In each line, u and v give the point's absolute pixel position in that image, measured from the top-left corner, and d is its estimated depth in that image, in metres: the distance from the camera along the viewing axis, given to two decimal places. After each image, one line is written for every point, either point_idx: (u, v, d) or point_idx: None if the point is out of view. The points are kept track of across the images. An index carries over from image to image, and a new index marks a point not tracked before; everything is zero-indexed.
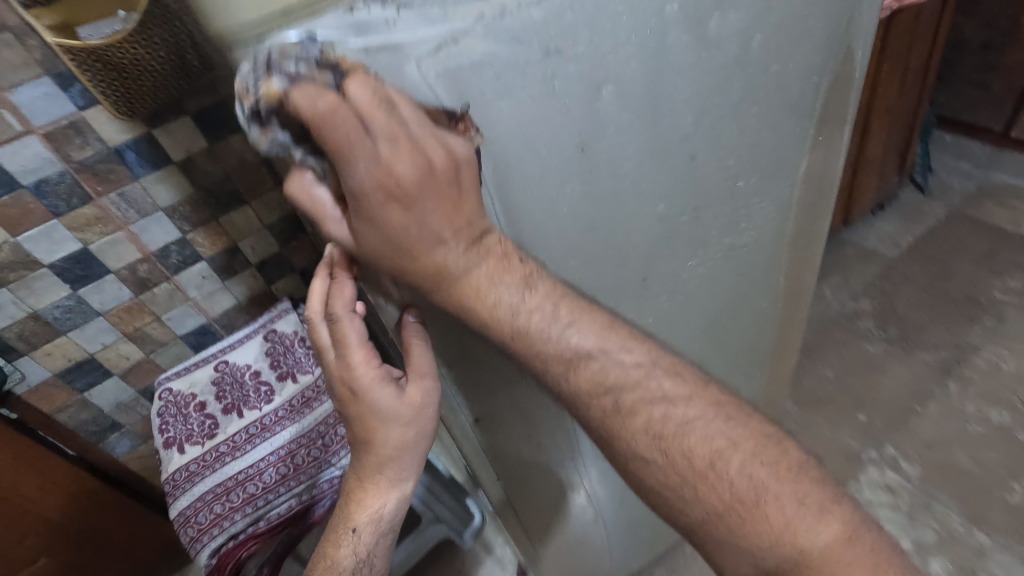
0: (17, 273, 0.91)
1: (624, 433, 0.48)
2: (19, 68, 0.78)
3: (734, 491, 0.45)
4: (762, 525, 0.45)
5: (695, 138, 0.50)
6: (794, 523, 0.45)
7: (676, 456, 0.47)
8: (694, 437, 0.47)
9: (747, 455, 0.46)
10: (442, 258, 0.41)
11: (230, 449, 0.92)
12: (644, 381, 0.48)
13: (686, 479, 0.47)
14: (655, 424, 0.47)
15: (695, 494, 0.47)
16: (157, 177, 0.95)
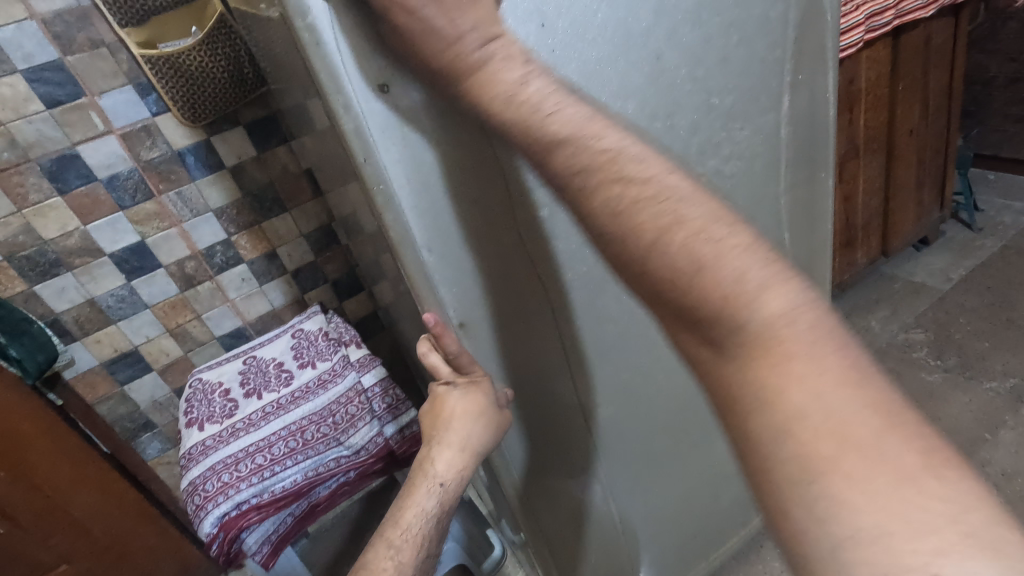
0: (82, 259, 1.02)
1: (586, 205, 0.37)
2: (109, 77, 0.94)
3: (674, 261, 0.34)
4: (703, 294, 0.34)
5: (659, 37, 0.54)
6: (741, 292, 0.33)
7: (629, 222, 0.35)
8: (644, 192, 0.36)
9: (684, 214, 0.35)
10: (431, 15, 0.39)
11: (245, 425, 0.93)
12: (614, 159, 0.36)
13: (631, 246, 0.36)
14: (607, 182, 0.36)
15: (642, 265, 0.36)
16: (211, 180, 1.07)
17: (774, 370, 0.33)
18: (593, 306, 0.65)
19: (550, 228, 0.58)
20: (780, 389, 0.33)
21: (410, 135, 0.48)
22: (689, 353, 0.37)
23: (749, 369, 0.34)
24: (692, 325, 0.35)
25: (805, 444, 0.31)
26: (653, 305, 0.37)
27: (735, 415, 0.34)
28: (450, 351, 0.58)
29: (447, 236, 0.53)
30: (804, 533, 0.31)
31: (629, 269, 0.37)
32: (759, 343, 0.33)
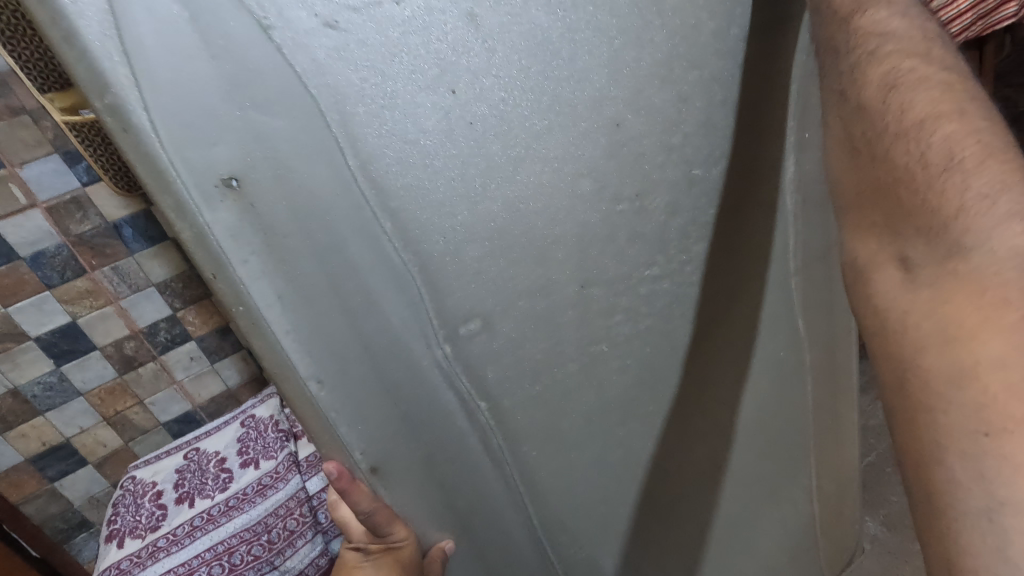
0: (3, 346, 0.91)
1: (850, 83, 0.41)
2: (32, 146, 0.85)
3: (923, 158, 0.37)
4: (927, 207, 0.37)
5: (617, 99, 0.42)
6: (977, 211, 0.35)
7: (896, 103, 0.39)
8: (923, 93, 0.38)
9: (961, 131, 0.36)
10: None
11: (167, 543, 0.79)
12: (883, 54, 0.40)
13: (883, 132, 0.40)
14: (890, 71, 0.39)
15: (885, 157, 0.39)
16: (152, 253, 0.97)
17: (1000, 300, 0.33)
18: (553, 430, 0.50)
19: (485, 343, 0.44)
20: (982, 326, 0.33)
21: (274, 243, 0.35)
22: (883, 262, 0.41)
23: (954, 296, 0.35)
24: (903, 238, 0.39)
25: (992, 395, 0.32)
26: (871, 201, 0.41)
27: (918, 334, 0.37)
28: (361, 510, 0.45)
29: (343, 363, 0.40)
30: (959, 484, 0.33)
31: (866, 153, 0.41)
32: (981, 279, 0.34)
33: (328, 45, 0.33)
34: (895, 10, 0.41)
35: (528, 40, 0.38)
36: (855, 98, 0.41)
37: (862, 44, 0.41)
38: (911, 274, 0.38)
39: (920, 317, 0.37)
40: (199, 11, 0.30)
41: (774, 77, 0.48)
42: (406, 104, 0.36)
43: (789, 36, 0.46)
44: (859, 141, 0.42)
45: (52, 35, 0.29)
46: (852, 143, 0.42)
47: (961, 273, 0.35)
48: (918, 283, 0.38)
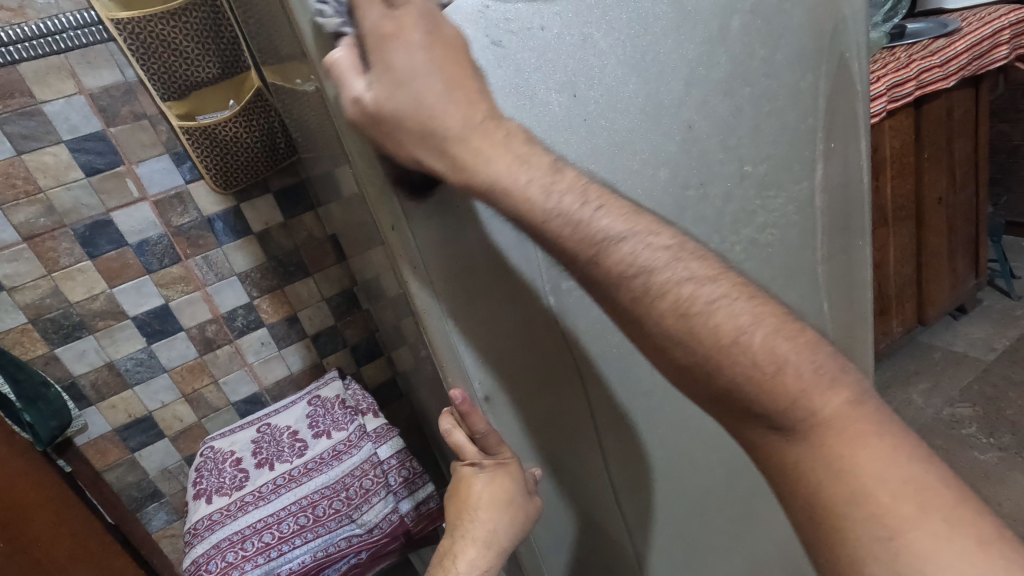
0: (105, 322, 1.02)
1: (655, 320, 0.40)
2: (148, 147, 0.98)
3: (757, 365, 0.39)
4: (778, 399, 0.39)
5: (689, 106, 0.54)
6: (809, 388, 0.39)
7: (707, 335, 0.39)
8: (722, 316, 0.40)
9: (771, 333, 0.40)
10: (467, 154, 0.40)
11: (255, 498, 0.89)
12: (675, 267, 0.40)
13: (705, 359, 0.40)
14: (682, 302, 0.40)
15: (717, 372, 0.40)
16: (237, 245, 1.08)
17: (857, 431, 0.39)
18: (628, 380, 0.60)
19: (581, 300, 0.55)
20: (857, 455, 0.38)
21: (438, 203, 0.47)
22: (753, 434, 0.42)
23: (826, 443, 0.39)
24: (761, 416, 0.40)
25: (884, 505, 0.37)
26: (717, 400, 0.42)
27: (809, 479, 0.40)
28: (477, 432, 0.54)
29: (473, 305, 0.51)
30: None
31: (695, 372, 0.41)
32: (835, 426, 0.39)
33: (493, 58, 0.44)
34: (638, 246, 0.40)
35: (631, 57, 0.50)
36: (669, 335, 0.40)
37: (654, 280, 0.40)
38: (780, 445, 0.40)
39: (808, 468, 0.40)
40: None
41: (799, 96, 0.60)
42: (541, 102, 0.47)
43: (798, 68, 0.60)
44: (686, 366, 0.41)
45: None
46: (679, 367, 0.41)
47: (823, 427, 0.39)
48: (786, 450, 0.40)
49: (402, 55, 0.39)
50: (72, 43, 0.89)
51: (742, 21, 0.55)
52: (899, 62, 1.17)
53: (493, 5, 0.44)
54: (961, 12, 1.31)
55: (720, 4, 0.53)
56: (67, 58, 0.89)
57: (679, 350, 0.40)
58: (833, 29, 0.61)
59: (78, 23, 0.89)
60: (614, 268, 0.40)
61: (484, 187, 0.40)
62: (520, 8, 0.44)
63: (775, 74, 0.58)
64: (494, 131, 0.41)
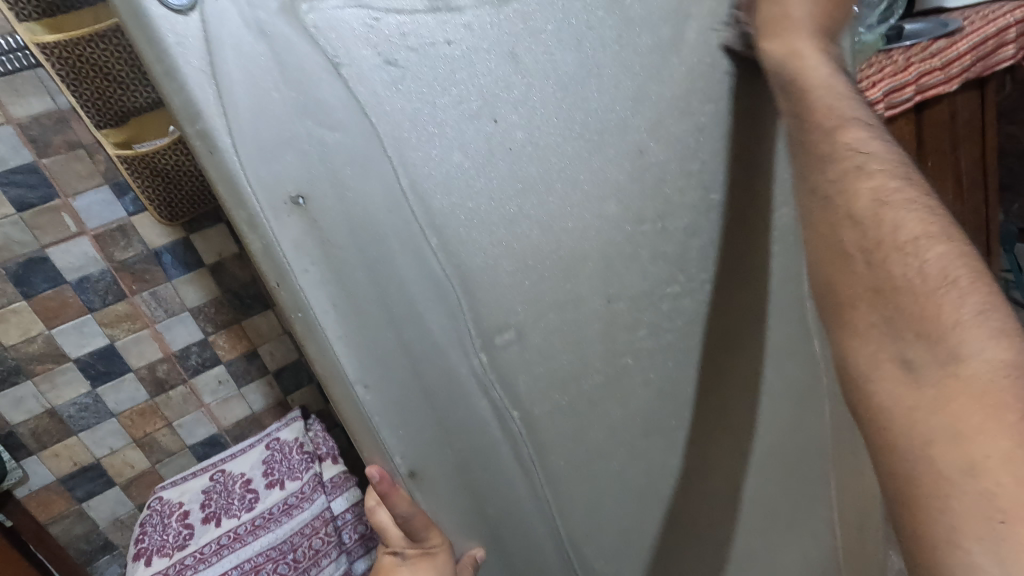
0: (44, 366, 0.95)
1: (833, 192, 0.38)
2: (85, 177, 0.91)
3: (920, 275, 0.34)
4: (918, 319, 0.34)
5: (638, 128, 0.46)
6: (966, 326, 0.33)
7: (888, 221, 0.36)
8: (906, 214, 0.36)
9: (944, 257, 0.35)
10: (789, 8, 0.42)
11: (195, 561, 0.81)
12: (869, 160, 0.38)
13: (875, 242, 0.36)
14: (879, 188, 0.37)
15: (877, 265, 0.36)
16: (188, 279, 1.01)
17: (1003, 400, 0.30)
18: (580, 441, 0.52)
19: (519, 354, 0.47)
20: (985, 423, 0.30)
21: (331, 254, 0.39)
22: (872, 361, 0.35)
23: (955, 396, 0.31)
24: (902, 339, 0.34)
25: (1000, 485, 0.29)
26: (857, 309, 0.36)
27: (911, 427, 0.32)
28: (400, 515, 0.46)
29: (385, 370, 0.43)
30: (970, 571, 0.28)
31: (856, 263, 0.37)
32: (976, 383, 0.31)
33: (386, 78, 0.37)
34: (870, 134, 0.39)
35: (562, 74, 0.42)
36: (849, 210, 0.37)
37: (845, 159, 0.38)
38: (895, 371, 0.34)
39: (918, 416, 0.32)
40: (280, 49, 0.35)
41: None
42: (452, 130, 0.40)
43: None
44: (853, 249, 0.37)
45: (156, 70, 0.34)
46: (839, 252, 0.38)
47: (960, 376, 0.32)
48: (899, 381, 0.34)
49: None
50: None
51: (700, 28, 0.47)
52: (896, 65, 1.09)
53: (384, 17, 0.36)
54: (964, 10, 1.22)
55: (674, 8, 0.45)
56: None
57: (844, 233, 0.37)
58: None
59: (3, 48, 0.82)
60: (833, 141, 0.39)
61: (790, 52, 0.42)
62: (421, 20, 0.37)
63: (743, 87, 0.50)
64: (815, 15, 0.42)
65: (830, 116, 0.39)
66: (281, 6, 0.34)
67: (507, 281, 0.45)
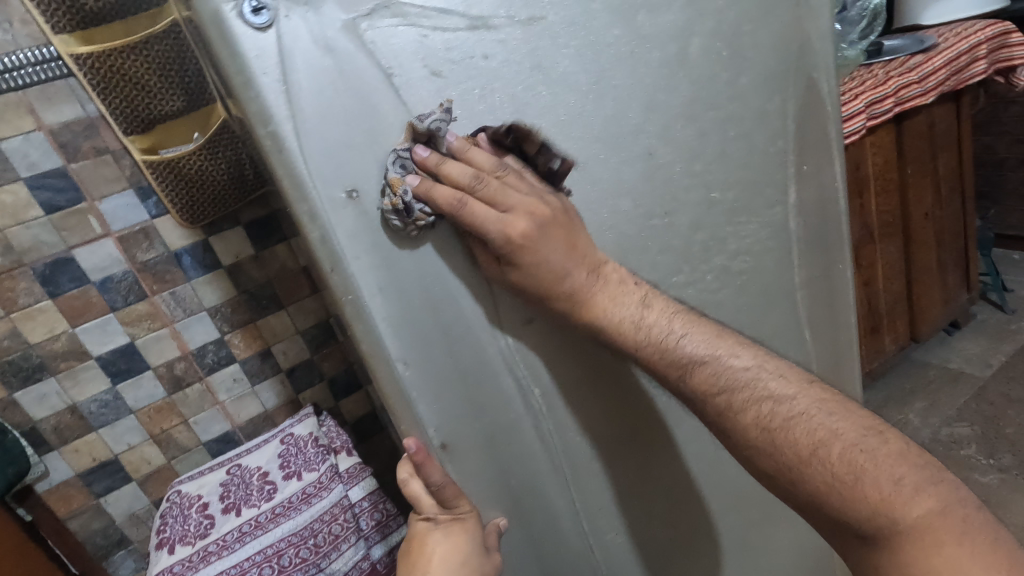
0: (67, 363, 0.98)
1: (736, 428, 0.49)
2: (111, 182, 0.95)
3: (834, 472, 0.45)
4: (856, 505, 0.44)
5: (649, 132, 0.51)
6: (890, 495, 0.43)
7: (785, 444, 0.47)
8: (799, 431, 0.47)
9: (847, 445, 0.45)
10: (573, 285, 0.48)
11: (218, 548, 0.84)
12: (756, 381, 0.49)
13: (796, 459, 0.46)
14: (763, 417, 0.48)
15: (798, 481, 0.46)
16: (206, 280, 1.05)
17: (945, 550, 0.41)
18: (595, 419, 0.57)
19: (542, 336, 0.52)
20: (929, 560, 0.41)
21: (381, 242, 0.44)
22: (841, 536, 0.47)
23: (905, 548, 0.42)
24: (842, 523, 0.45)
25: None
26: (803, 508, 0.48)
27: None
28: (433, 483, 0.50)
29: (426, 349, 0.48)
30: None
31: (789, 482, 0.47)
32: (911, 534, 0.42)
33: (432, 88, 0.42)
34: (734, 368, 0.50)
35: (583, 85, 0.48)
36: (747, 447, 0.48)
37: (739, 399, 0.49)
38: (861, 544, 0.45)
39: (886, 570, 0.44)
40: (343, 62, 0.40)
41: (762, 119, 0.58)
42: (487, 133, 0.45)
43: (762, 91, 0.58)
44: (776, 474, 0.47)
45: (235, 80, 0.38)
46: (768, 475, 0.48)
47: (908, 530, 0.42)
48: (870, 552, 0.45)
49: (518, 219, 0.45)
50: (30, 79, 0.87)
51: (702, 44, 0.53)
52: (877, 78, 1.16)
53: (431, 34, 0.42)
54: (939, 29, 1.30)
55: (678, 26, 0.51)
56: (26, 94, 0.87)
57: (762, 458, 0.48)
58: (801, 46, 0.59)
59: (37, 59, 0.86)
60: (698, 387, 0.50)
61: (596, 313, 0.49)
62: (460, 37, 0.43)
63: (739, 96, 0.56)
64: (585, 269, 0.49)
65: (678, 362, 0.50)
66: (343, 25, 0.39)
67: None
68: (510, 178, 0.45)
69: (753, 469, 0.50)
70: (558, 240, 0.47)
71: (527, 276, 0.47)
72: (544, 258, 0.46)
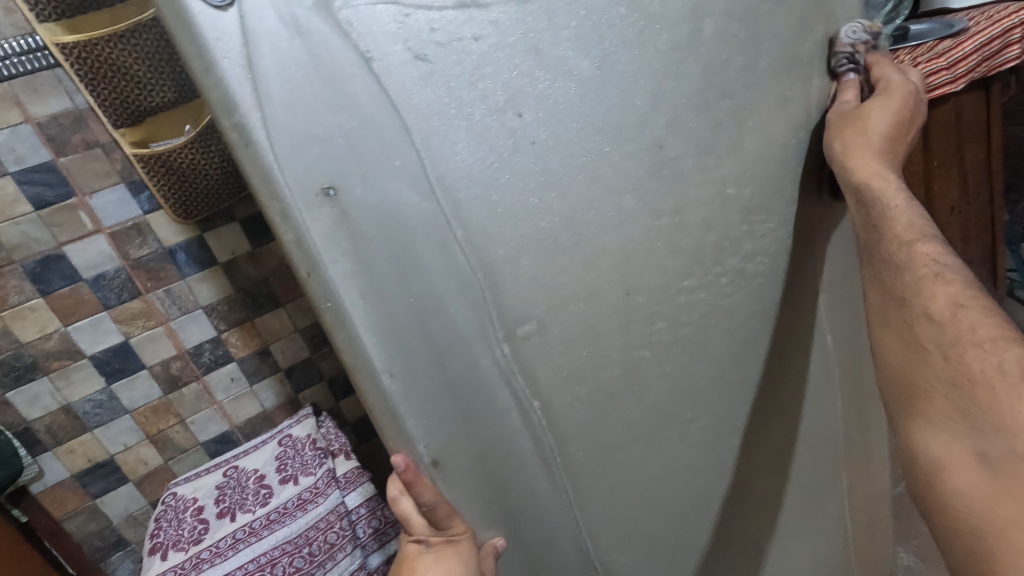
0: (60, 363, 0.96)
1: (921, 308, 0.47)
2: (101, 176, 0.92)
3: (975, 377, 0.42)
4: (985, 403, 0.41)
5: (657, 123, 0.47)
6: None
7: (959, 324, 0.44)
8: (976, 321, 0.44)
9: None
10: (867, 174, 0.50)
11: (210, 555, 0.82)
12: (937, 271, 0.47)
13: (953, 341, 0.44)
14: (946, 304, 0.45)
15: (953, 365, 0.44)
16: (202, 277, 1.02)
17: None
18: (597, 433, 0.53)
19: (540, 345, 0.48)
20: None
21: (360, 244, 0.40)
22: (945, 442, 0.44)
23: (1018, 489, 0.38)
24: (972, 432, 0.42)
25: None
26: (928, 397, 0.46)
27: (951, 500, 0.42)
28: (424, 503, 0.46)
29: (413, 359, 0.44)
30: None
31: (931, 368, 0.45)
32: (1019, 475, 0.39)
33: (415, 74, 0.38)
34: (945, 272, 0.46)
35: (584, 70, 0.43)
36: (912, 320, 0.47)
37: (925, 271, 0.47)
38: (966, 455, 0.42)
39: (965, 492, 0.42)
40: (314, 45, 0.35)
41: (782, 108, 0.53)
42: (478, 124, 0.41)
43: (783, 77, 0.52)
44: (930, 345, 0.46)
45: (195, 66, 0.35)
46: (918, 348, 0.47)
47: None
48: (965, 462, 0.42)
49: (873, 102, 0.52)
50: (15, 70, 0.84)
51: (718, 25, 0.48)
52: None
53: (413, 13, 0.37)
54: (969, 12, 1.23)
55: (691, 6, 0.46)
56: (11, 86, 0.84)
57: (891, 342, 0.49)
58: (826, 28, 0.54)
59: (22, 49, 0.83)
60: (912, 272, 0.48)
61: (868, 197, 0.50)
62: (447, 16, 0.38)
63: (758, 83, 0.51)
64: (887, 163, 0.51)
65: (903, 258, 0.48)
66: (314, 2, 0.35)
67: (526, 274, 0.45)
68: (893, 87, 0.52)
69: (901, 341, 0.48)
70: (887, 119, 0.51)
71: (846, 116, 0.52)
72: (873, 116, 0.51)
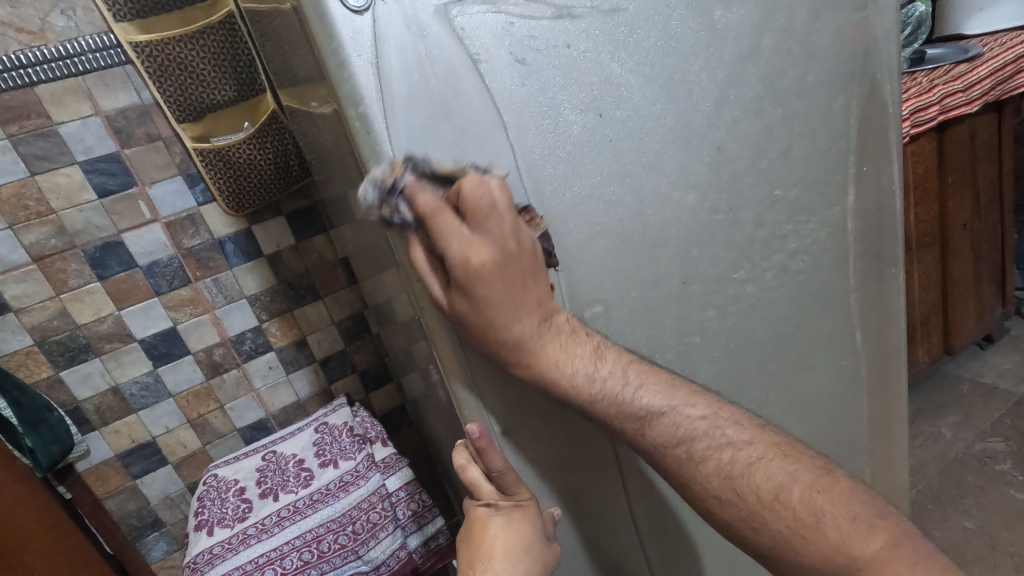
0: (111, 345, 1.00)
1: (702, 484, 0.47)
2: (161, 168, 0.97)
3: (797, 516, 0.45)
4: (819, 548, 0.45)
5: (718, 126, 0.52)
6: (851, 534, 0.45)
7: (749, 492, 0.46)
8: (761, 476, 0.46)
9: (804, 486, 0.47)
10: (521, 332, 0.45)
11: (257, 531, 0.86)
12: (714, 433, 0.48)
13: (754, 502, 0.46)
14: (724, 467, 0.47)
15: (763, 522, 0.46)
16: (248, 268, 1.07)
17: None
18: None
19: (605, 327, 0.52)
20: None
21: None
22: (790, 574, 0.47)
23: None
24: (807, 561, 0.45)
25: None
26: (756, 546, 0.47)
27: None
28: (495, 469, 0.50)
29: None
30: None
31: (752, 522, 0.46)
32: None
33: (515, 75, 0.43)
34: (710, 440, 0.47)
35: (659, 76, 0.48)
36: (711, 495, 0.47)
37: (680, 451, 0.47)
38: None
39: None
40: (433, 46, 0.40)
41: (827, 118, 0.58)
42: (565, 122, 0.45)
43: (829, 89, 0.57)
44: (738, 517, 0.46)
45: (330, 61, 0.39)
46: (719, 516, 0.47)
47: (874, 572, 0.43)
48: None
49: (475, 264, 0.41)
50: (89, 66, 0.89)
51: (774, 40, 0.53)
52: (920, 88, 1.16)
53: (517, 21, 0.42)
54: (984, 38, 1.29)
55: (752, 23, 0.51)
56: (84, 80, 0.89)
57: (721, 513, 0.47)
58: (868, 46, 0.58)
59: (96, 45, 0.89)
60: (658, 448, 0.47)
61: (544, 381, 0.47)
62: (544, 25, 0.43)
63: (806, 94, 0.56)
64: (540, 319, 0.46)
65: (653, 443, 0.48)
66: (436, 11, 0.40)
67: (597, 260, 0.50)
68: (475, 245, 0.41)
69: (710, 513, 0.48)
70: (510, 295, 0.44)
71: (454, 318, 0.45)
72: (487, 312, 0.43)
